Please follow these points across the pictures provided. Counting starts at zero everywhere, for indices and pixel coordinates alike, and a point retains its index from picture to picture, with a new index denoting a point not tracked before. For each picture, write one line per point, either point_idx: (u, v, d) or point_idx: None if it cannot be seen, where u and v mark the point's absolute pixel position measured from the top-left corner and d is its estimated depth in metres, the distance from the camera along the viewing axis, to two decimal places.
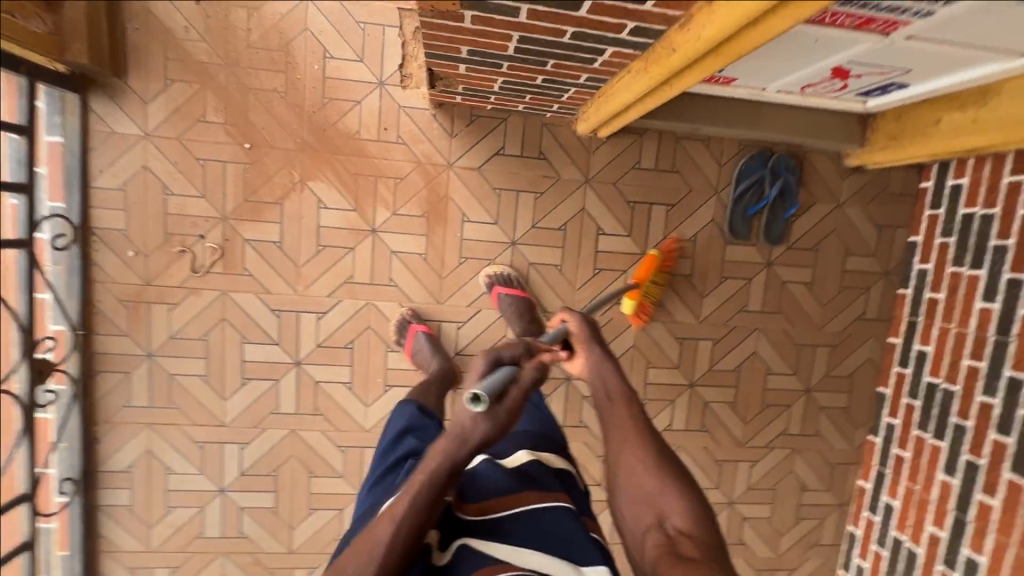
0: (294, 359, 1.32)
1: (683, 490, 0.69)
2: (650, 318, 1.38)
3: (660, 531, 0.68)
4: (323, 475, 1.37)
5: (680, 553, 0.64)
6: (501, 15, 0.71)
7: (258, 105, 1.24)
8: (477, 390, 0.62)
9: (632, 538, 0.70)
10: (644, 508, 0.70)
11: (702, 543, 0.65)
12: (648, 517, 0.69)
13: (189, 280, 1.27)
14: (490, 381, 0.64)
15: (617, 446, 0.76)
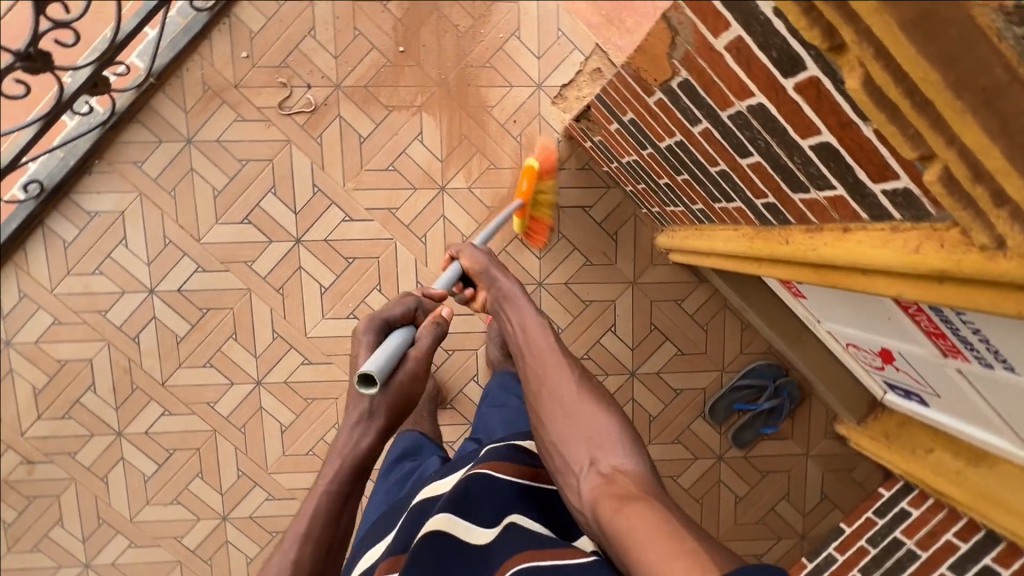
0: (294, 236, 1.32)
1: (626, 446, 0.64)
2: None
3: (595, 474, 0.62)
4: (241, 343, 1.35)
5: (617, 493, 0.59)
6: (681, 115, 0.75)
7: (434, 26, 1.28)
8: (366, 371, 0.67)
9: (566, 483, 0.65)
10: (580, 449, 0.65)
11: (638, 475, 0.61)
12: (582, 458, 0.64)
13: (270, 111, 1.29)
14: (380, 359, 0.69)
15: (549, 383, 0.71)
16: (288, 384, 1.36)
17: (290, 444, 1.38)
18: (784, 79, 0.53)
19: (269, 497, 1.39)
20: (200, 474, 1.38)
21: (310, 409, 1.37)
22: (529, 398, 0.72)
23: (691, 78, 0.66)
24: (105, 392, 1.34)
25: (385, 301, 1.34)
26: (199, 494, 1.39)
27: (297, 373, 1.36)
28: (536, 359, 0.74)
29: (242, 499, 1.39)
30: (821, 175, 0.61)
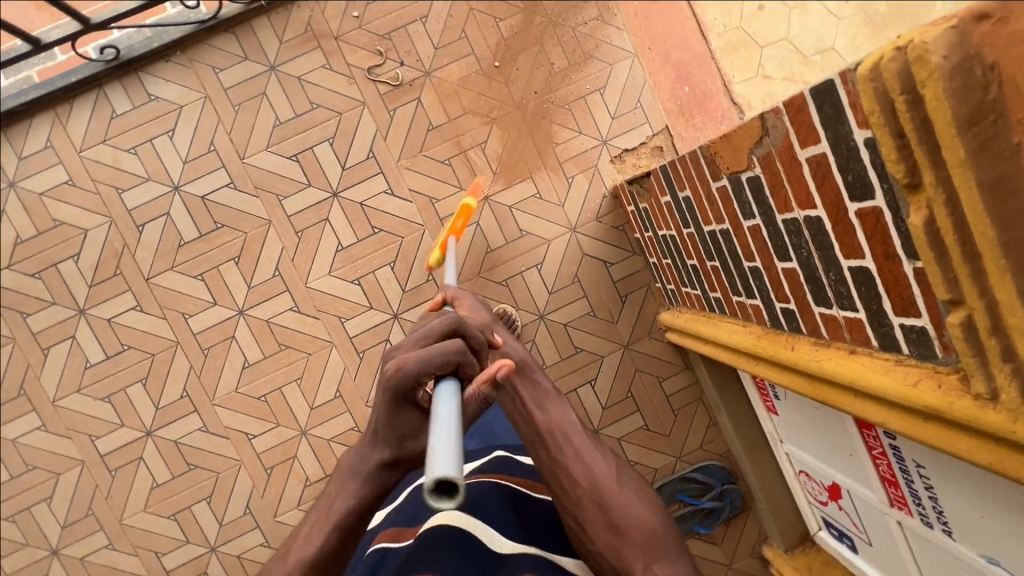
0: (332, 189, 1.34)
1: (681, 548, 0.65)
2: None
3: None
4: (240, 269, 1.33)
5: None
6: (738, 207, 0.83)
7: (533, 55, 1.36)
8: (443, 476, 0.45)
9: None
10: (635, 553, 0.64)
11: None
12: (637, 563, 0.63)
13: (357, 71, 1.34)
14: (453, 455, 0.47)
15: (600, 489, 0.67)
16: (268, 324, 1.34)
17: (246, 383, 1.35)
18: (848, 201, 0.60)
19: (201, 428, 1.34)
20: (144, 381, 1.33)
21: (279, 356, 1.35)
22: (562, 497, 0.69)
23: (762, 176, 0.73)
24: (86, 267, 1.31)
25: (393, 280, 1.36)
26: (134, 401, 1.33)
27: (282, 318, 1.34)
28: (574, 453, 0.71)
29: (174, 421, 1.34)
30: (848, 296, 0.67)
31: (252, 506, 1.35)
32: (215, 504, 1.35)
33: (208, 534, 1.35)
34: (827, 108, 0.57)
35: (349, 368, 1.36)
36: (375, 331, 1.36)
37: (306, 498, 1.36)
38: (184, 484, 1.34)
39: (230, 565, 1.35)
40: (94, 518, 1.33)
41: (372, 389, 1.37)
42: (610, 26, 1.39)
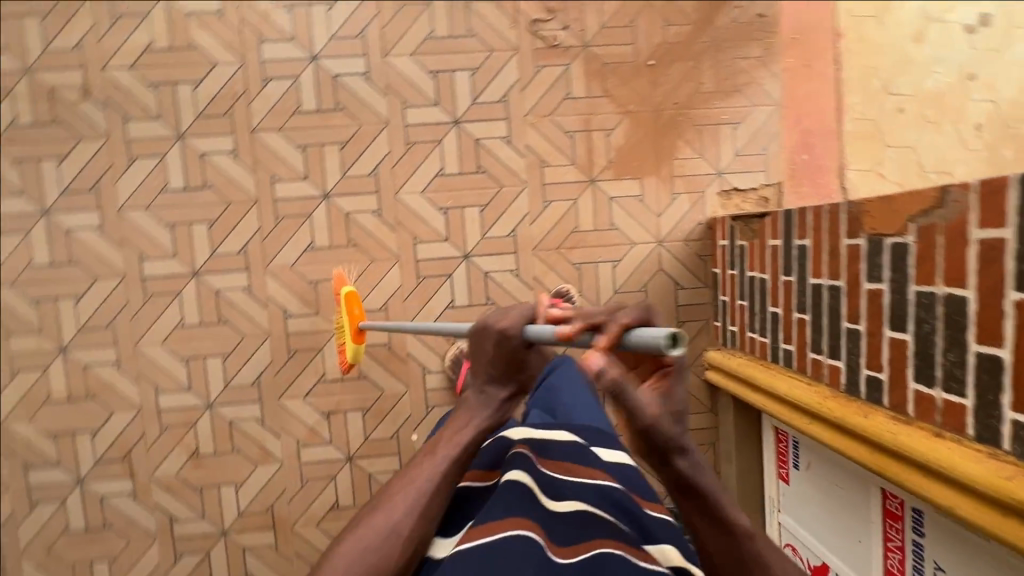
0: (455, 116, 1.35)
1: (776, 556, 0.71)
2: None
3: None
4: (341, 156, 1.34)
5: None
6: (866, 270, 0.85)
7: (688, 68, 1.38)
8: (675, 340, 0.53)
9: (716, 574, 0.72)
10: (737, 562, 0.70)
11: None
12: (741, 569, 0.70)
13: (522, 17, 1.35)
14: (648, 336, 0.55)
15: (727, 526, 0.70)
16: (346, 216, 1.35)
17: (304, 264, 1.35)
18: (1010, 289, 0.62)
19: (245, 289, 1.35)
20: (211, 224, 1.34)
21: (344, 251, 1.36)
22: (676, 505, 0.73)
23: (912, 246, 0.76)
24: (202, 97, 1.32)
25: (476, 222, 1.37)
26: (195, 238, 1.34)
27: (361, 217, 1.35)
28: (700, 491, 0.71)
29: (224, 272, 1.35)
30: (959, 380, 0.69)
31: (263, 380, 1.37)
32: (230, 364, 1.36)
33: (213, 389, 1.36)
34: None
35: (403, 288, 1.37)
36: (441, 263, 1.37)
37: (315, 393, 1.37)
38: (210, 335, 1.35)
39: (220, 425, 1.37)
40: (114, 332, 1.35)
41: (416, 316, 1.38)
42: (767, 69, 1.40)
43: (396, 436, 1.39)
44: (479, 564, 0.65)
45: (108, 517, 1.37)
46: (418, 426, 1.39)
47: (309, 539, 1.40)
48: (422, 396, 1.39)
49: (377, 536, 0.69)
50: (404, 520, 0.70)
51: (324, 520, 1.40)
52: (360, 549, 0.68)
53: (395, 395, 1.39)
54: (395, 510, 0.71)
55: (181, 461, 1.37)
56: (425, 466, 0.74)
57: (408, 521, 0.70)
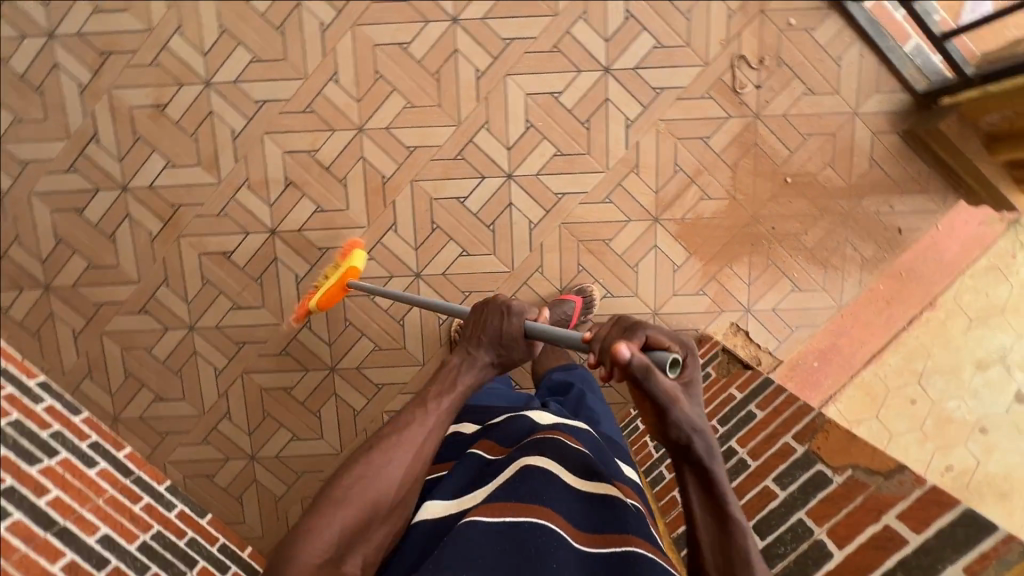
0: (611, 65, 1.27)
1: None
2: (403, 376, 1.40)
3: None
4: (496, 3, 1.26)
5: None
6: (780, 471, 0.88)
7: (808, 212, 1.33)
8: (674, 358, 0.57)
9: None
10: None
11: None
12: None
13: (737, 45, 1.27)
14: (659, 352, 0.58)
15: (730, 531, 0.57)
16: (454, 51, 1.27)
17: (385, 53, 1.27)
18: None
19: (322, 25, 1.27)
20: None
21: (426, 76, 1.28)
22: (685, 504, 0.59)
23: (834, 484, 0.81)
24: None
25: (543, 159, 1.31)
26: None
27: (464, 64, 1.27)
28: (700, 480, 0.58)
29: None
30: None
31: (266, 107, 1.30)
32: (253, 69, 1.28)
33: (222, 73, 1.29)
34: None
35: (439, 149, 1.31)
36: (487, 162, 1.31)
37: (297, 157, 1.31)
38: (261, 31, 1.27)
39: (201, 107, 1.30)
40: None
41: (427, 181, 1.32)
42: (860, 273, 1.36)
43: (323, 251, 1.35)
44: (497, 537, 0.65)
45: (47, 84, 1.30)
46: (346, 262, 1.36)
47: (184, 258, 1.36)
48: (372, 242, 1.35)
49: (375, 476, 0.68)
50: (404, 471, 0.70)
51: (208, 256, 1.36)
52: (362, 479, 0.67)
53: (353, 222, 1.34)
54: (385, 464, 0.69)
55: (145, 102, 1.30)
56: (418, 424, 0.73)
57: (401, 472, 0.69)
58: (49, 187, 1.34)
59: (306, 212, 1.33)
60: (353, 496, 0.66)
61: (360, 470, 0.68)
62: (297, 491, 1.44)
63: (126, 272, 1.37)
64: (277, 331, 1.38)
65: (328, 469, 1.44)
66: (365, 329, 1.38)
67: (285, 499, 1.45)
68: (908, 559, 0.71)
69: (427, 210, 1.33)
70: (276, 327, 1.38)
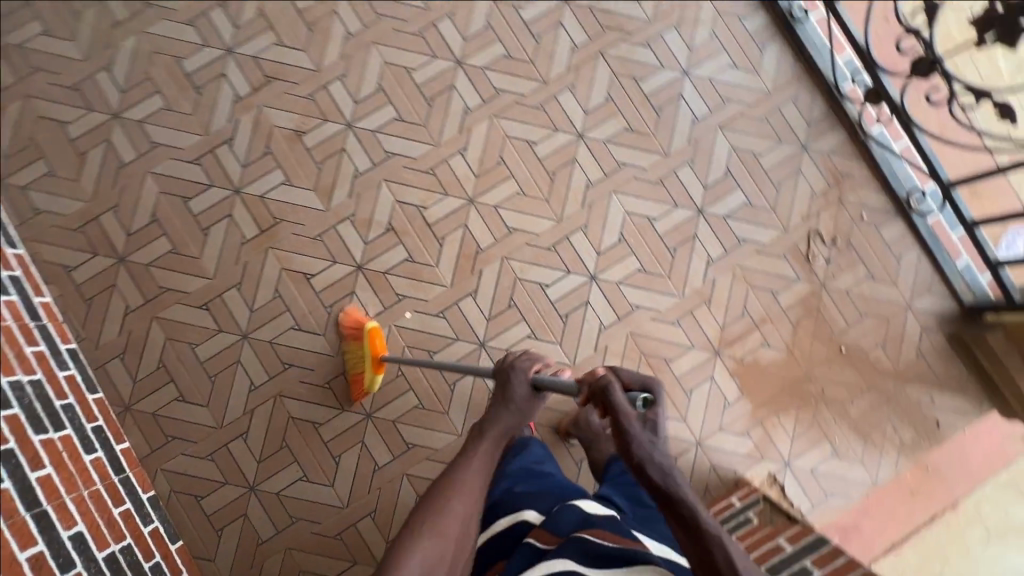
0: (703, 208, 1.43)
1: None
2: (434, 440, 1.36)
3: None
4: (619, 131, 1.44)
5: None
6: None
7: (854, 382, 1.41)
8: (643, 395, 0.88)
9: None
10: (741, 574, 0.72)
11: None
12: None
13: (814, 222, 1.44)
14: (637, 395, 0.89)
15: (698, 539, 0.75)
16: (572, 159, 1.43)
17: (514, 144, 1.43)
18: None
19: (466, 107, 1.44)
20: (507, 56, 1.45)
21: (543, 172, 1.43)
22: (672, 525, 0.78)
23: None
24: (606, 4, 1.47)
25: (626, 271, 1.41)
26: (489, 48, 1.45)
27: (579, 172, 1.43)
28: (670, 498, 0.78)
29: (473, 85, 1.44)
30: None
31: (394, 158, 1.42)
32: (394, 125, 1.43)
33: (365, 121, 1.43)
34: None
35: (537, 236, 1.41)
36: (575, 259, 1.41)
37: (405, 207, 1.41)
38: (412, 97, 1.44)
39: (336, 142, 1.42)
40: (375, 21, 1.45)
41: (518, 261, 1.41)
42: (897, 455, 1.41)
43: (401, 298, 1.39)
44: None
45: (207, 86, 1.42)
46: (417, 313, 1.38)
47: (266, 267, 1.39)
48: (448, 301, 1.39)
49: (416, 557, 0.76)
50: (434, 547, 0.78)
51: (289, 272, 1.39)
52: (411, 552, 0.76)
53: (436, 278, 1.39)
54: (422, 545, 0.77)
55: (287, 125, 1.42)
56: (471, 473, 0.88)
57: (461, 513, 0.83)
58: (167, 170, 1.40)
59: (396, 258, 1.39)
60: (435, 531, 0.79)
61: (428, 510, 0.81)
62: (285, 536, 1.32)
63: (203, 266, 1.38)
64: (328, 362, 1.37)
65: (325, 522, 1.33)
66: (415, 383, 1.37)
67: (269, 543, 1.32)
68: None
69: (509, 287, 1.40)
70: (328, 358, 1.37)
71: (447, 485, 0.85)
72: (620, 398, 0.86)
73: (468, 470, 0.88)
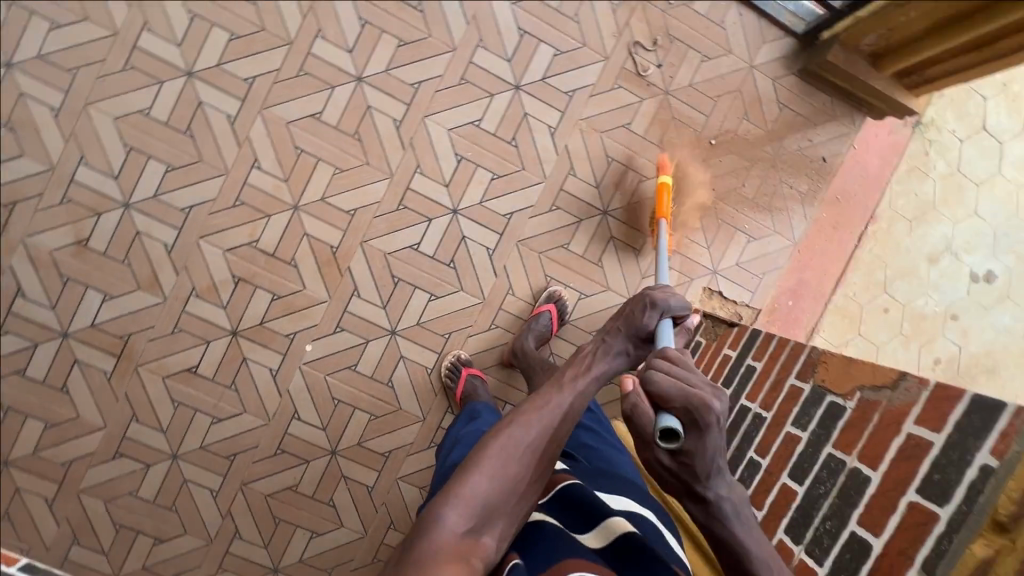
0: (520, 81, 1.31)
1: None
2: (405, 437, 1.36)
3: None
4: (393, 50, 1.28)
5: None
6: (795, 414, 0.85)
7: (738, 165, 1.40)
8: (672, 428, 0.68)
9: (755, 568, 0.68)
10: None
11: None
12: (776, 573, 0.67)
13: (628, 34, 1.33)
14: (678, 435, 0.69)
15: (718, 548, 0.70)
16: (366, 108, 1.28)
17: (301, 127, 1.27)
18: (912, 488, 0.63)
19: (229, 117, 1.25)
20: (234, 37, 1.24)
21: (347, 138, 1.28)
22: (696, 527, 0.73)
23: (848, 411, 0.76)
24: None
25: (482, 186, 1.33)
26: (210, 40, 1.23)
27: (381, 117, 1.29)
28: (711, 525, 0.71)
29: (220, 89, 1.25)
30: (825, 549, 0.69)
31: (194, 211, 1.26)
32: (170, 177, 1.25)
33: (138, 191, 1.24)
34: (974, 419, 0.60)
35: (380, 205, 1.30)
36: (429, 203, 1.32)
37: (238, 252, 1.28)
38: (167, 137, 1.24)
39: (125, 230, 1.25)
40: (72, 79, 1.21)
41: (379, 238, 1.31)
42: (803, 207, 1.44)
43: (292, 337, 1.31)
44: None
45: None
46: (317, 341, 1.31)
47: (147, 386, 1.28)
48: (338, 313, 1.32)
49: (481, 484, 0.70)
50: (503, 476, 0.71)
51: (173, 377, 1.29)
52: (476, 483, 0.70)
53: (313, 299, 1.31)
54: (486, 472, 0.71)
55: (63, 242, 1.23)
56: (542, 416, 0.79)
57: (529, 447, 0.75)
58: None
59: (263, 304, 1.29)
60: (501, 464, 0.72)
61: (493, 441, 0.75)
62: None
63: (87, 421, 1.27)
64: (266, 431, 1.32)
65: (356, 556, 1.36)
66: (356, 401, 1.33)
67: None
68: (939, 459, 0.61)
69: (385, 266, 1.32)
70: (264, 428, 1.32)
71: (522, 414, 0.78)
72: (648, 421, 0.74)
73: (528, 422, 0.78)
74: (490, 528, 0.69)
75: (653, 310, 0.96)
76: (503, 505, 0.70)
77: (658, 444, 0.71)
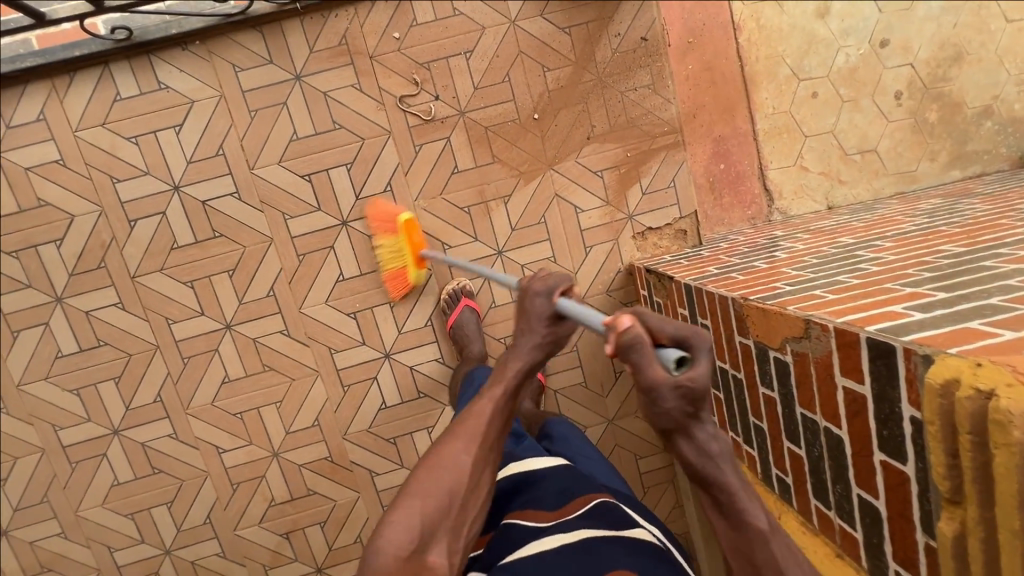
0: (342, 217, 1.27)
1: None
2: None
3: None
4: (232, 284, 1.27)
5: None
6: (759, 373, 0.81)
7: (576, 114, 1.28)
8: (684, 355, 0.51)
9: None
10: None
11: None
12: None
13: (389, 97, 1.23)
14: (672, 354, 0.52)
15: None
16: (255, 344, 1.30)
17: (224, 397, 1.31)
18: (877, 448, 0.59)
19: (171, 435, 1.31)
20: (117, 380, 1.28)
21: (262, 376, 1.31)
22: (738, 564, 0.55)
23: (791, 365, 0.72)
24: (68, 255, 1.22)
25: (390, 319, 1.32)
26: (103, 397, 1.28)
27: (270, 339, 1.30)
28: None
29: (143, 423, 1.30)
30: (850, 513, 0.67)
31: (214, 516, 1.35)
32: (176, 509, 1.34)
33: (165, 536, 1.35)
34: (881, 366, 0.55)
35: (330, 399, 1.33)
36: (363, 366, 1.33)
37: (268, 518, 1.37)
38: (146, 487, 1.33)
39: (183, 568, 1.36)
40: (49, 505, 1.31)
41: (353, 424, 1.35)
42: (662, 93, 1.30)
43: (360, 540, 1.40)
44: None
45: None
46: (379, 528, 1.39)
47: None
48: (376, 497, 1.39)
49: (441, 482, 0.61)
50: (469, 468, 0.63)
51: None
52: (429, 488, 0.61)
53: (349, 503, 1.38)
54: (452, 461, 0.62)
55: None
56: (476, 413, 0.66)
57: (468, 454, 0.63)
58: None
59: (320, 535, 1.39)
60: (441, 477, 0.61)
61: (438, 449, 0.64)
62: None
63: None
64: None
65: None
66: None
67: None
68: (879, 413, 0.57)
69: (376, 438, 1.36)
70: None
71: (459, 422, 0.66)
72: (652, 358, 0.51)
73: (461, 424, 0.66)
74: (438, 545, 0.59)
75: (543, 296, 0.69)
76: (452, 518, 0.61)
77: (669, 382, 0.50)
